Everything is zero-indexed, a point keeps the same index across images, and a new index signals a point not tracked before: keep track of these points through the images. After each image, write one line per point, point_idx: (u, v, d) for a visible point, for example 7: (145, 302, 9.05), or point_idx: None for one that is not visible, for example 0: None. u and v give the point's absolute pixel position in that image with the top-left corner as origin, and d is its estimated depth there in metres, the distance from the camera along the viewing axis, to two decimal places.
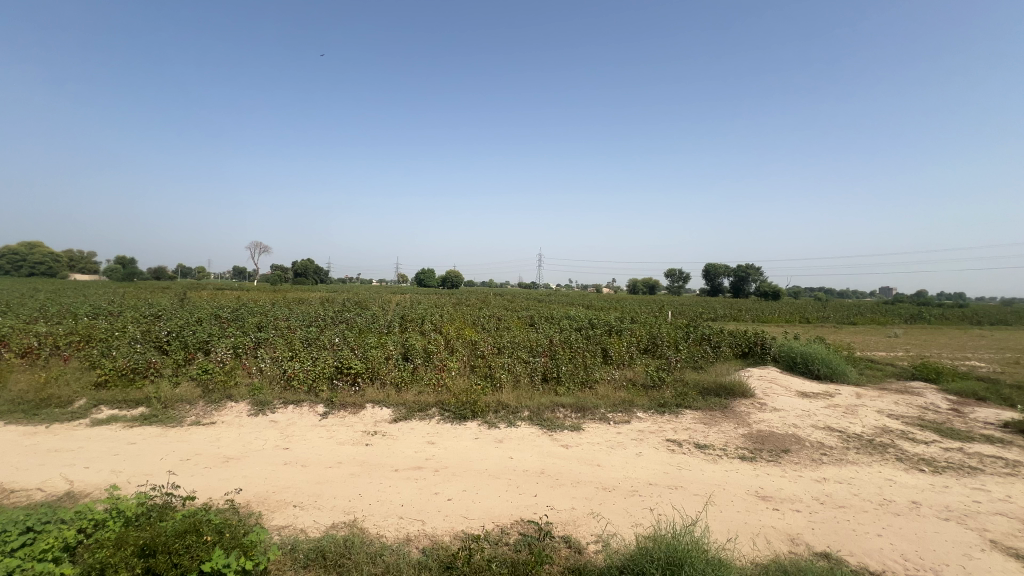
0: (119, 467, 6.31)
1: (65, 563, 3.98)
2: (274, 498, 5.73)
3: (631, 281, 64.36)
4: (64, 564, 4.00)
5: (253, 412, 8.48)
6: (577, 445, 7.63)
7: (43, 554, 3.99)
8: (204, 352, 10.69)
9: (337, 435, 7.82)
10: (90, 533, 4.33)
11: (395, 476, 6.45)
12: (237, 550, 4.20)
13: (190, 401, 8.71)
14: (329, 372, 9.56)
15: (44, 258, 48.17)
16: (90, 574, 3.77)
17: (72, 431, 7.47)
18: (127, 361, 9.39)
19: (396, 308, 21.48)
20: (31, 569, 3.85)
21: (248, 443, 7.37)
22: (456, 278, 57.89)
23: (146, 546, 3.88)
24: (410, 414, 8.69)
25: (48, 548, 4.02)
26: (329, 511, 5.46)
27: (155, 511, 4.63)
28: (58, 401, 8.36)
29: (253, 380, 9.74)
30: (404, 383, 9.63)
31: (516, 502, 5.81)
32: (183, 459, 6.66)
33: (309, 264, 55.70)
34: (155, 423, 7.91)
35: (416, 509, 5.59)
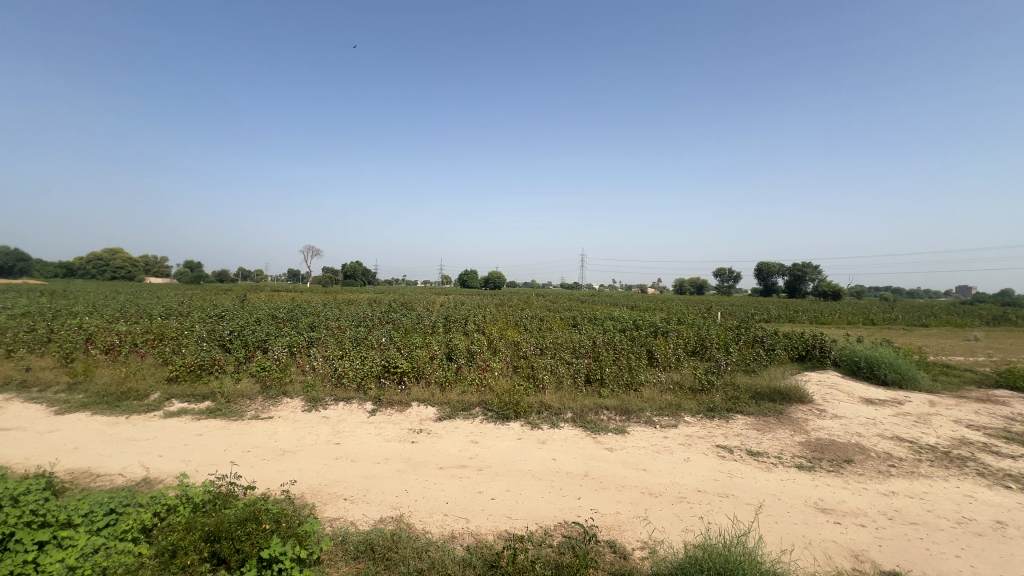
0: (188, 456, 6.80)
1: (142, 543, 4.33)
2: (326, 491, 5.99)
3: (678, 282, 62.52)
4: (142, 544, 4.35)
5: (307, 408, 8.90)
6: (621, 449, 7.49)
7: (124, 535, 4.36)
8: (262, 350, 11.29)
9: (384, 432, 8.06)
10: (163, 517, 4.67)
11: (440, 474, 6.57)
12: (293, 539, 4.41)
13: (250, 396, 9.24)
14: (377, 371, 9.87)
15: (125, 262, 53.22)
16: (164, 555, 4.08)
17: (148, 422, 8.13)
18: (195, 358, 10.10)
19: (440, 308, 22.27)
20: (114, 547, 4.21)
21: (302, 437, 7.75)
22: (497, 278, 58.56)
23: (212, 532, 4.17)
24: (454, 413, 8.83)
25: (127, 529, 4.38)
26: (377, 506, 5.64)
27: (220, 498, 4.94)
28: (136, 394, 9.11)
29: (306, 377, 10.21)
30: (448, 382, 9.79)
31: (560, 504, 5.77)
32: (243, 451, 7.06)
33: (357, 266, 57.76)
34: (219, 416, 8.47)
35: (461, 507, 5.67)
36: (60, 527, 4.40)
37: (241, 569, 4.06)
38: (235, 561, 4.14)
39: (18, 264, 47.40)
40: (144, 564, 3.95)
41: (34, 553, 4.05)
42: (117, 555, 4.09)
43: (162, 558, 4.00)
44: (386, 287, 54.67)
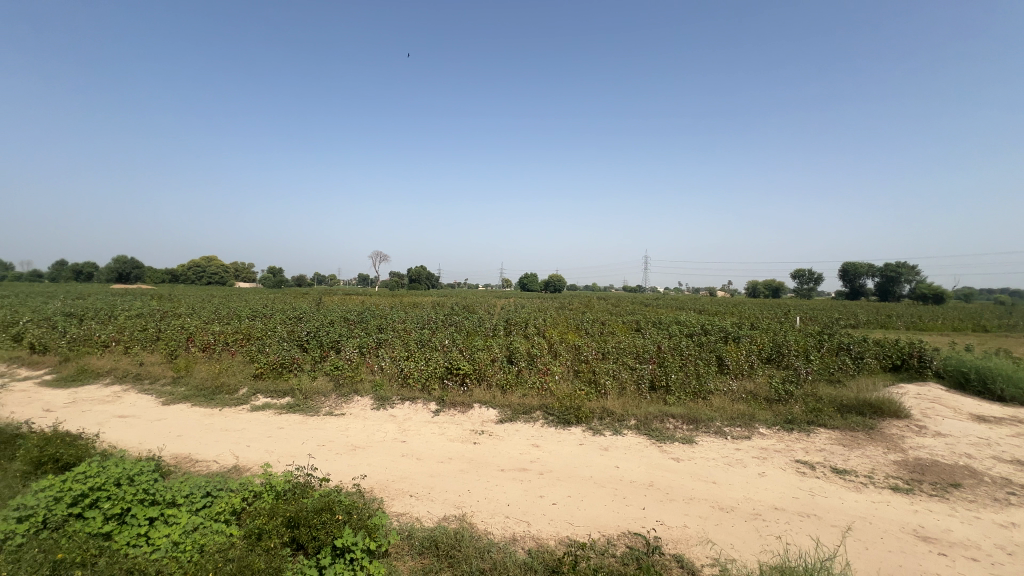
0: (271, 447, 7.35)
1: (233, 525, 4.73)
2: (393, 486, 6.22)
3: (751, 284, 58.94)
4: (232, 525, 4.76)
5: (376, 406, 9.34)
6: (689, 459, 7.15)
7: (217, 516, 4.79)
8: (335, 350, 11.98)
9: (447, 432, 8.26)
10: (250, 502, 5.08)
11: (501, 475, 6.61)
12: (363, 530, 4.62)
13: (325, 393, 9.84)
14: (440, 372, 10.12)
15: (219, 268, 59.01)
16: (250, 538, 4.42)
17: (237, 414, 8.91)
18: (277, 357, 10.93)
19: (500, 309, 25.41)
20: (210, 527, 4.63)
21: (372, 434, 8.12)
22: (559, 282, 58.09)
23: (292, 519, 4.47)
24: (515, 416, 8.87)
25: (220, 510, 4.81)
26: (441, 504, 5.77)
27: (298, 488, 5.29)
28: (227, 389, 10.02)
29: (375, 376, 10.69)
30: (509, 385, 9.86)
31: (623, 513, 5.60)
32: (319, 445, 7.53)
33: (422, 270, 59.99)
34: (298, 411, 9.10)
35: (522, 510, 5.67)
36: (166, 506, 4.93)
37: (318, 555, 4.32)
38: (312, 547, 4.41)
39: (135, 270, 53.90)
40: (235, 544, 4.32)
41: (146, 528, 4.57)
42: (212, 534, 4.51)
43: (249, 540, 4.35)
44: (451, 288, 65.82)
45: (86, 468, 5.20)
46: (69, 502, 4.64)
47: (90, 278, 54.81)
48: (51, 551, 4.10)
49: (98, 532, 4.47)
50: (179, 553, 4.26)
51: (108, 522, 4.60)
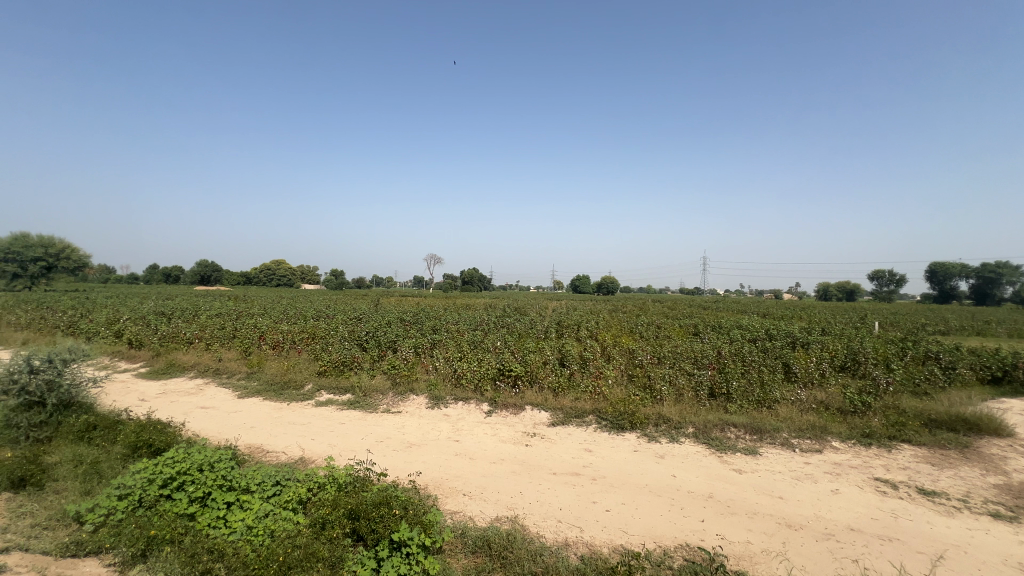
0: (334, 441, 7.74)
1: (299, 513, 5.02)
2: (447, 484, 6.36)
3: (821, 286, 55.02)
4: (299, 513, 5.04)
5: (431, 405, 9.59)
6: (752, 471, 6.77)
7: (286, 504, 5.10)
8: (392, 350, 12.39)
9: (500, 433, 8.32)
10: (315, 492, 5.36)
11: (554, 479, 6.57)
12: (419, 526, 4.74)
13: (383, 391, 10.22)
14: (493, 373, 10.21)
15: (288, 271, 63.18)
16: (315, 526, 4.67)
17: (303, 408, 9.47)
18: (339, 356, 11.51)
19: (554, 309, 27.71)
20: (279, 514, 4.93)
21: (426, 432, 8.34)
22: (612, 283, 57.14)
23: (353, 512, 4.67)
24: (567, 419, 8.79)
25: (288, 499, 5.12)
26: (493, 504, 5.82)
27: (358, 482, 5.52)
28: (294, 384, 10.68)
29: (430, 376, 10.95)
30: (561, 388, 9.77)
31: (681, 525, 5.39)
32: (378, 441, 7.84)
33: (475, 273, 61.18)
34: (358, 407, 9.53)
35: (574, 515, 5.60)
36: (241, 493, 5.31)
37: (376, 547, 4.49)
38: (371, 539, 4.58)
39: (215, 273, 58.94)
40: (301, 532, 4.57)
41: (224, 512, 4.96)
42: (281, 521, 4.80)
43: (314, 529, 4.60)
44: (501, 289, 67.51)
45: (174, 453, 5.72)
46: (159, 484, 5.12)
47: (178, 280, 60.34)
48: (145, 528, 4.54)
49: (184, 513, 4.90)
50: (252, 537, 4.58)
51: (192, 505, 5.03)
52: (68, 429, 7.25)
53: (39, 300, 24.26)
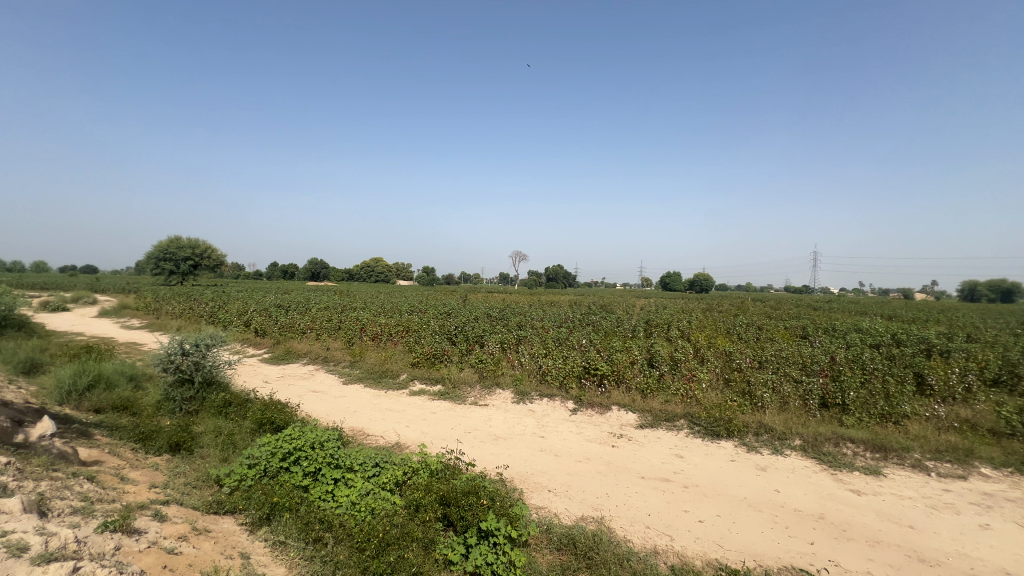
0: (426, 429, 8.20)
1: (396, 494, 5.39)
2: (532, 479, 6.43)
3: (965, 285, 47.07)
4: (396, 494, 5.41)
5: (517, 400, 9.75)
6: (874, 494, 5.99)
7: (384, 484, 5.50)
8: (479, 344, 12.73)
9: (585, 432, 8.23)
10: (409, 475, 5.71)
11: (642, 483, 6.35)
12: (506, 518, 4.84)
13: (471, 384, 10.60)
14: (578, 371, 10.09)
15: (385, 268, 67.98)
16: (410, 508, 4.98)
17: (399, 397, 10.15)
18: (431, 348, 12.14)
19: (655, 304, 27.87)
20: (379, 493, 5.34)
21: (512, 426, 8.52)
22: (706, 281, 53.85)
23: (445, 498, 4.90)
24: (656, 423, 8.45)
25: (386, 479, 5.52)
26: (578, 503, 5.78)
27: (448, 470, 5.79)
28: (391, 374, 11.49)
29: (516, 371, 11.10)
30: (650, 390, 9.38)
31: (785, 545, 4.94)
32: (466, 432, 8.15)
33: (560, 269, 61.33)
34: (448, 398, 10.00)
35: (664, 522, 5.38)
36: (346, 471, 5.83)
37: (466, 534, 4.67)
38: (461, 525, 4.77)
39: (324, 270, 65.24)
40: (398, 511, 4.91)
41: (332, 488, 5.47)
42: (380, 501, 5.18)
43: (409, 510, 4.91)
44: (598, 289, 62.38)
45: (291, 429, 6.44)
46: (279, 458, 5.79)
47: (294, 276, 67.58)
48: (270, 496, 5.17)
49: (299, 485, 5.49)
50: (356, 512, 5.00)
51: (306, 478, 5.62)
52: (210, 404, 8.47)
53: (190, 293, 28.68)
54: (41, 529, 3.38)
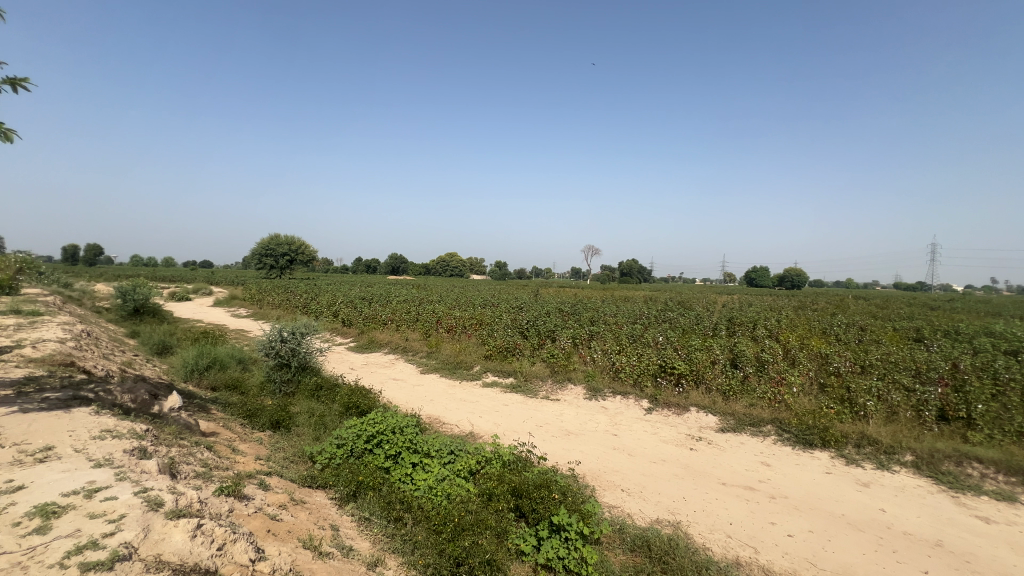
0: (498, 421, 8.37)
1: (470, 481, 5.57)
2: (604, 477, 6.33)
3: None
4: (470, 482, 5.58)
5: (589, 397, 9.64)
6: (1008, 524, 5.18)
7: (459, 471, 5.71)
8: (551, 338, 12.69)
9: (661, 433, 7.94)
10: (483, 465, 5.86)
11: (723, 490, 6.01)
12: (578, 514, 4.79)
13: (543, 378, 10.63)
14: (654, 369, 9.70)
15: (459, 263, 70.11)
16: (484, 496, 5.13)
17: (473, 388, 10.46)
18: (504, 342, 12.32)
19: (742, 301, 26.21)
20: (454, 480, 5.55)
21: (584, 422, 8.43)
22: (799, 277, 49.60)
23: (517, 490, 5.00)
24: (739, 427, 7.95)
25: (460, 467, 5.72)
26: (653, 505, 5.61)
27: (521, 462, 5.87)
28: (466, 366, 11.85)
29: (588, 366, 10.94)
30: (733, 392, 8.80)
31: (892, 571, 4.44)
32: (538, 425, 8.20)
33: (634, 264, 59.68)
34: (520, 392, 10.13)
35: (748, 533, 5.05)
36: (424, 456, 6.10)
37: (538, 526, 4.71)
38: (532, 517, 4.82)
39: (403, 265, 68.68)
40: (473, 498, 5.06)
41: (410, 471, 5.77)
42: (455, 487, 5.39)
43: (483, 498, 5.05)
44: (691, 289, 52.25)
45: (374, 413, 6.86)
46: (364, 440, 6.20)
47: (376, 270, 71.80)
48: (355, 475, 5.56)
49: (382, 466, 5.85)
50: (433, 496, 5.25)
51: (387, 460, 5.97)
52: (305, 387, 9.29)
53: (288, 285, 31.61)
54: (173, 489, 3.92)
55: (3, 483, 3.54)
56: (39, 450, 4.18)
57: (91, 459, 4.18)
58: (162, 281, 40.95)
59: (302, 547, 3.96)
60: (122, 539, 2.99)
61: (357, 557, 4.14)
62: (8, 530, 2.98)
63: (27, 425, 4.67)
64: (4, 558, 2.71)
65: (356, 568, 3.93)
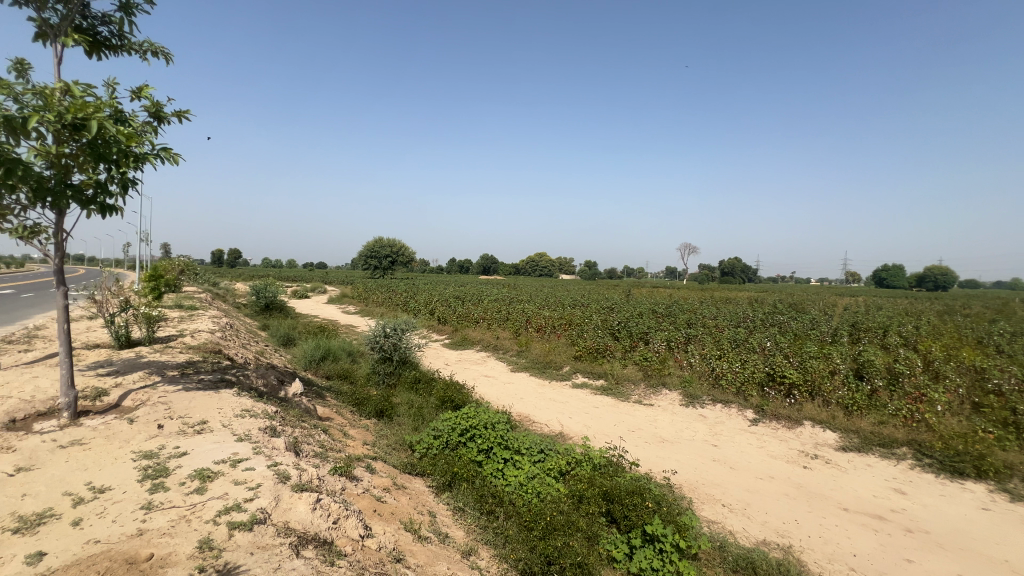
0: (589, 423, 8.30)
1: (560, 481, 5.59)
2: (703, 490, 5.98)
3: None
4: (560, 482, 5.61)
5: (685, 403, 9.16)
6: None
7: (549, 470, 5.76)
8: (644, 341, 12.21)
9: (769, 447, 7.30)
10: (573, 466, 5.85)
11: (845, 516, 5.36)
12: (674, 525, 4.57)
13: (635, 382, 10.31)
14: (760, 377, 8.87)
15: (549, 263, 70.42)
16: (574, 498, 5.12)
17: (563, 388, 10.47)
18: (594, 343, 12.11)
19: (870, 304, 23.04)
20: (544, 479, 5.61)
21: (680, 430, 8.03)
22: (945, 276, 42.64)
23: (609, 494, 4.94)
24: (865, 447, 7.03)
25: (550, 467, 5.77)
26: (760, 525, 5.18)
27: (612, 467, 5.75)
28: (556, 366, 11.88)
29: (684, 371, 10.37)
30: (858, 407, 7.79)
31: None
32: (630, 430, 7.98)
33: (737, 263, 55.48)
34: (610, 395, 9.94)
35: (876, 568, 4.46)
36: (515, 452, 6.25)
37: (630, 533, 4.59)
38: (624, 524, 4.71)
39: (494, 266, 70.77)
40: (564, 499, 5.07)
41: (502, 466, 5.94)
42: (545, 486, 5.45)
43: (573, 499, 5.04)
44: (807, 288, 47.36)
45: (468, 408, 7.15)
46: (458, 433, 6.49)
47: (469, 270, 74.67)
48: (451, 466, 5.86)
49: (475, 459, 6.10)
50: (524, 492, 5.36)
51: (480, 454, 6.20)
52: (405, 379, 9.97)
53: (389, 285, 34.14)
54: (297, 465, 4.46)
55: (172, 449, 4.29)
56: (197, 423, 4.99)
57: (234, 434, 4.89)
58: (287, 281, 46.51)
59: (404, 528, 4.28)
60: (259, 505, 3.47)
61: (453, 544, 4.36)
62: (176, 488, 3.61)
63: (189, 401, 5.59)
64: (174, 511, 3.28)
65: (452, 555, 4.15)
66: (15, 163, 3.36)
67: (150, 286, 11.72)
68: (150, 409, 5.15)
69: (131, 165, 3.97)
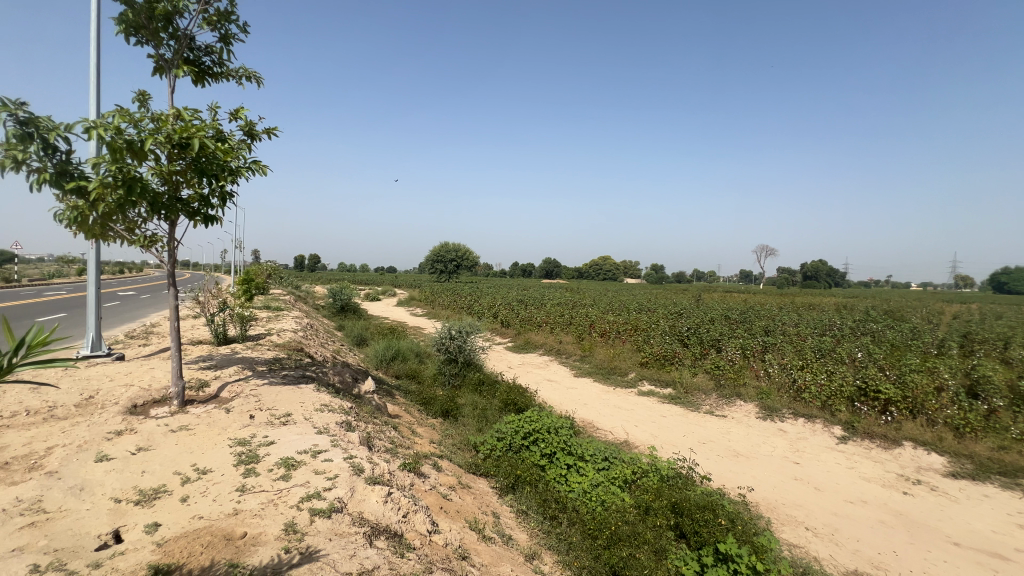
0: (655, 432, 8.03)
1: (625, 491, 5.45)
2: (783, 510, 5.57)
3: None
4: (625, 491, 5.47)
5: (763, 416, 8.57)
6: None
7: (614, 479, 5.64)
8: (716, 348, 11.59)
9: (860, 469, 6.65)
10: (639, 476, 5.69)
11: (954, 551, 4.77)
12: (749, 545, 4.28)
13: (706, 392, 9.83)
14: (850, 392, 8.09)
15: (613, 266, 68.89)
16: (640, 509, 4.98)
17: (628, 396, 10.21)
18: (662, 349, 11.68)
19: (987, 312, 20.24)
20: (607, 487, 5.51)
21: (756, 444, 7.54)
22: None
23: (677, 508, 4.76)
24: (981, 475, 6.22)
25: (615, 475, 5.65)
26: (850, 554, 4.73)
27: (681, 479, 5.52)
28: (621, 372, 11.60)
29: (761, 382, 9.70)
30: (972, 429, 6.91)
31: None
32: (700, 442, 7.61)
33: (823, 264, 50.62)
34: (679, 404, 9.55)
35: None
36: (578, 458, 6.18)
37: (700, 549, 4.39)
38: (695, 540, 4.47)
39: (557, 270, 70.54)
40: (629, 509, 4.94)
41: (565, 472, 5.90)
42: (610, 495, 5.33)
43: (639, 510, 4.90)
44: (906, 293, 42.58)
45: (531, 412, 7.18)
46: (521, 436, 6.54)
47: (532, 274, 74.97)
48: (514, 469, 5.92)
49: (538, 463, 6.12)
50: (587, 500, 5.30)
51: (543, 458, 6.21)
52: (470, 381, 10.20)
53: (454, 289, 35.05)
54: (370, 459, 4.73)
55: (262, 438, 4.71)
56: (282, 415, 5.44)
57: (314, 426, 5.28)
58: (360, 285, 49.30)
59: (469, 527, 4.39)
60: (336, 495, 3.73)
61: (516, 547, 4.41)
62: (266, 474, 3.97)
63: (276, 395, 6.11)
64: (264, 495, 3.61)
65: (516, 557, 4.20)
66: (135, 181, 3.87)
67: (244, 288, 12.97)
68: (244, 400, 5.69)
69: (228, 180, 4.40)
